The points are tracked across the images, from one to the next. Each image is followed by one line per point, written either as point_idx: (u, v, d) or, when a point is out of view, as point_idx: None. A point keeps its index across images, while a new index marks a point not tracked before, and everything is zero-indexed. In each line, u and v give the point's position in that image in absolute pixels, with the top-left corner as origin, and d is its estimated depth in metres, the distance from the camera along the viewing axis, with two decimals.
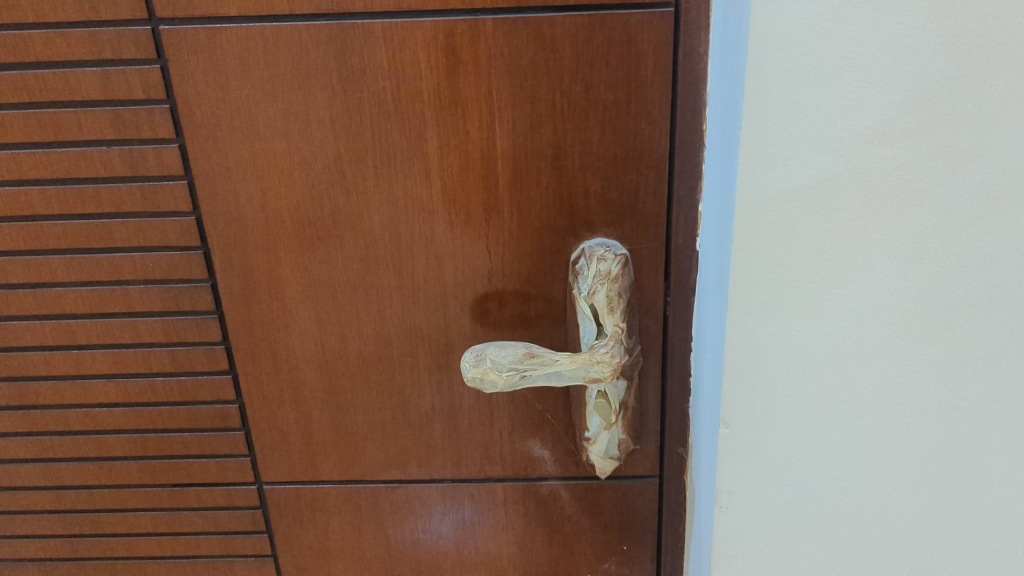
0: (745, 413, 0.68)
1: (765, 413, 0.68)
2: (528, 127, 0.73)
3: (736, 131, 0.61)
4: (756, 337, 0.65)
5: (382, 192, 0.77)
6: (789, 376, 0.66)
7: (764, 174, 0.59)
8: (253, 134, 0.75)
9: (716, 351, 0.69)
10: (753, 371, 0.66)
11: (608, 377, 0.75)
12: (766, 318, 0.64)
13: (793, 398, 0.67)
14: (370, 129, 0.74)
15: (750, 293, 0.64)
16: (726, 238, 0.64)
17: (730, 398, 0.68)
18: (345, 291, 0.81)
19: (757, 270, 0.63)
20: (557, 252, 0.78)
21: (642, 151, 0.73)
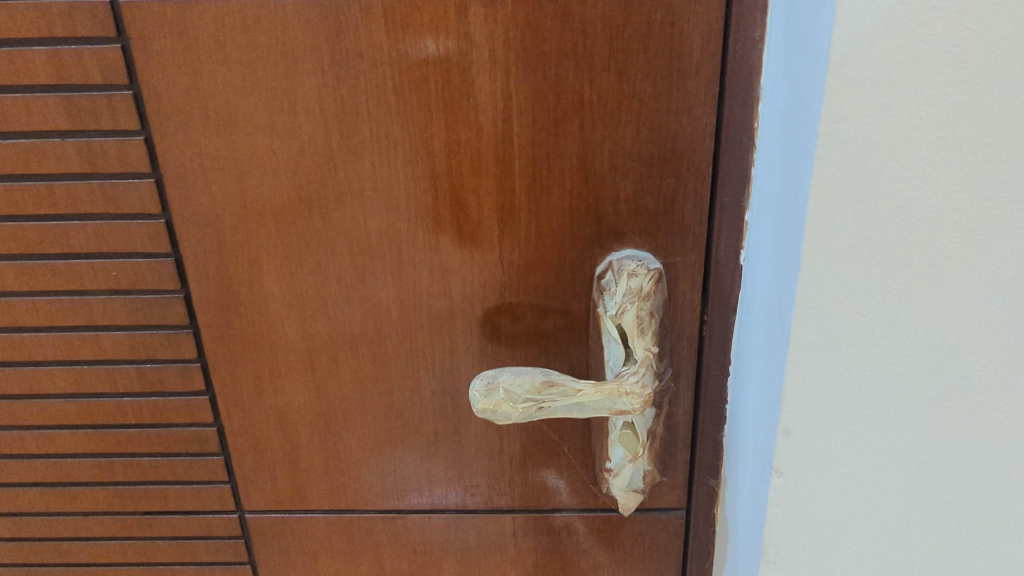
0: (803, 462, 0.58)
1: (826, 462, 0.58)
2: (550, 122, 0.63)
3: (807, 139, 0.50)
4: (819, 377, 0.55)
5: (380, 196, 0.66)
6: (856, 422, 0.57)
7: (842, 189, 0.50)
8: (231, 126, 0.65)
9: (768, 388, 0.59)
10: (814, 416, 0.57)
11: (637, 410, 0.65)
12: (832, 355, 0.55)
13: (858, 446, 0.58)
14: (366, 121, 0.64)
15: (816, 326, 0.54)
16: (788, 261, 0.55)
17: (785, 444, 0.58)
18: (336, 305, 0.71)
19: (826, 302, 0.53)
20: (579, 264, 0.68)
21: (682, 151, 0.63)
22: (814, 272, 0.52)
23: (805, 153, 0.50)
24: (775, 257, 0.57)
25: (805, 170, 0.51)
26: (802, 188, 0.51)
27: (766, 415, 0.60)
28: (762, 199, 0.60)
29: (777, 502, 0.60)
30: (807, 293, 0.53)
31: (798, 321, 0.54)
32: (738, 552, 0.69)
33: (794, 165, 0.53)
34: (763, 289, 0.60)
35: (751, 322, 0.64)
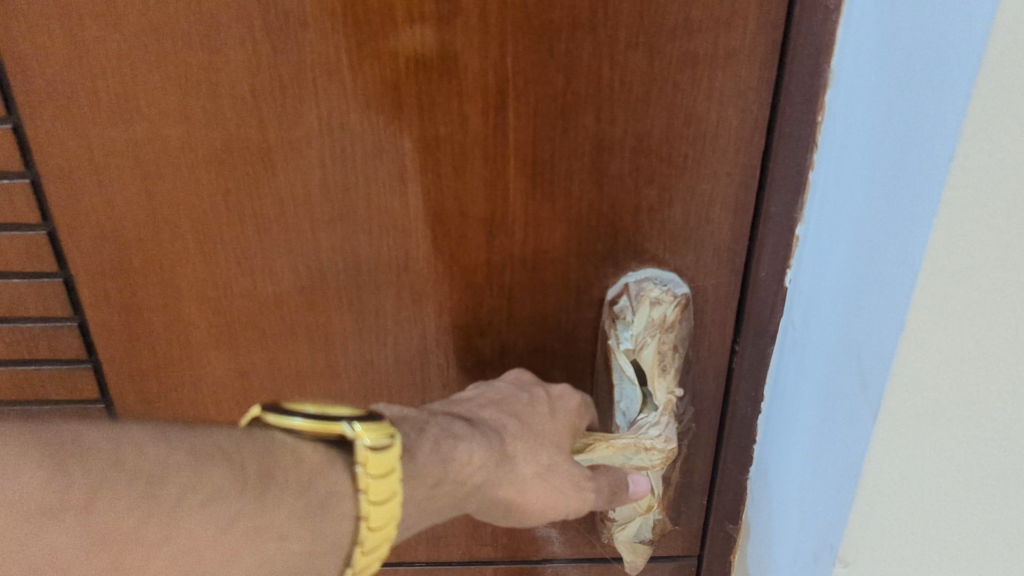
0: (877, 556, 0.46)
1: (906, 558, 0.45)
2: (558, 111, 0.48)
3: (920, 159, 0.37)
4: (911, 463, 0.42)
5: (334, 203, 0.52)
6: (953, 518, 0.44)
7: (974, 229, 0.35)
8: (132, 112, 0.49)
9: (837, 467, 0.46)
10: (898, 508, 0.44)
11: (658, 467, 0.54)
12: (932, 438, 0.41)
13: (951, 547, 0.44)
14: (314, 109, 0.48)
15: (917, 403, 0.40)
16: (880, 319, 0.41)
17: (854, 535, 0.45)
18: (278, 335, 0.57)
19: (934, 372, 0.39)
20: (585, 287, 0.55)
21: (724, 150, 0.49)
22: (924, 336, 0.39)
23: (923, 183, 0.36)
24: (855, 302, 0.44)
25: (924, 207, 0.36)
26: (916, 232, 0.37)
27: (835, 499, 0.46)
28: (834, 217, 0.46)
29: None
30: (910, 363, 0.39)
31: (896, 397, 0.40)
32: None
33: (896, 192, 0.39)
34: (831, 334, 0.47)
35: (806, 366, 0.51)
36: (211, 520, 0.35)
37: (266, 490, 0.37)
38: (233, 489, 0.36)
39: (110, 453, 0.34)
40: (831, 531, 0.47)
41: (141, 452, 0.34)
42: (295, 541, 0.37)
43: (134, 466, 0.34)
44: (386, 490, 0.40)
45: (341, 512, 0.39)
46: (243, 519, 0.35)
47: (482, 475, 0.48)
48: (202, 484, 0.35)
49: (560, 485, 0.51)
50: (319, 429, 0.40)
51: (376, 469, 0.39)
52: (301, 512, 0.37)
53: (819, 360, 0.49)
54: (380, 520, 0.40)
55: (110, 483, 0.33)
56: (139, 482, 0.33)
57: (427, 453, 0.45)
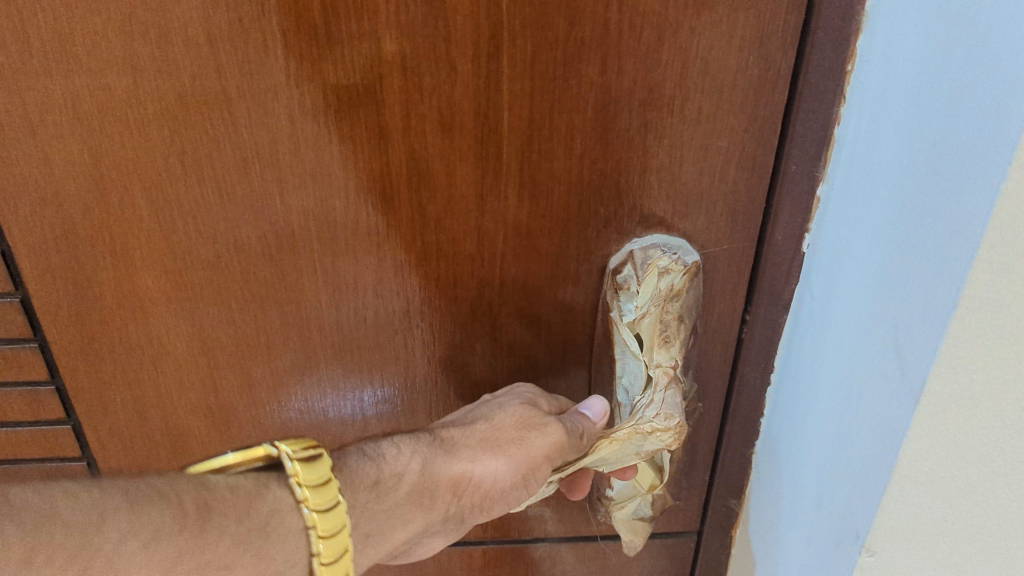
0: (906, 544, 0.41)
1: (939, 545, 0.41)
2: (558, 59, 0.43)
3: (982, 113, 0.30)
4: (959, 449, 0.37)
5: (304, 165, 0.46)
6: (997, 506, 0.38)
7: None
8: (69, 62, 0.42)
9: (864, 453, 0.41)
10: (940, 496, 0.38)
11: (672, 442, 0.49)
12: (989, 423, 0.36)
13: (989, 535, 0.40)
14: (280, 58, 0.42)
15: (969, 387, 0.35)
16: (925, 296, 0.35)
17: (883, 523, 0.40)
18: (245, 311, 0.51)
19: (1000, 351, 0.33)
20: (585, 255, 0.50)
21: (743, 103, 0.44)
22: (987, 313, 0.32)
23: (989, 137, 0.30)
24: (892, 271, 0.38)
25: (988, 168, 0.30)
26: (977, 193, 0.31)
27: (860, 489, 0.41)
28: (870, 169, 0.40)
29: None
30: (970, 342, 0.33)
31: (944, 382, 0.35)
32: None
33: (948, 151, 0.33)
34: (861, 305, 0.41)
35: (828, 336, 0.45)
36: (154, 561, 0.34)
37: (207, 523, 0.36)
38: (173, 527, 0.35)
39: (42, 505, 0.32)
40: (856, 520, 0.42)
41: (73, 500, 0.33)
42: (240, 569, 0.37)
43: (68, 516, 0.32)
44: (329, 497, 0.41)
45: (288, 526, 0.40)
46: (188, 555, 0.35)
47: (419, 462, 0.47)
48: (142, 528, 0.34)
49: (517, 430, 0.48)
50: (247, 459, 0.43)
51: (311, 478, 0.40)
52: (245, 538, 0.38)
53: (843, 334, 0.43)
54: (331, 526, 0.40)
55: (47, 538, 0.31)
56: (75, 533, 0.32)
57: (352, 459, 0.45)
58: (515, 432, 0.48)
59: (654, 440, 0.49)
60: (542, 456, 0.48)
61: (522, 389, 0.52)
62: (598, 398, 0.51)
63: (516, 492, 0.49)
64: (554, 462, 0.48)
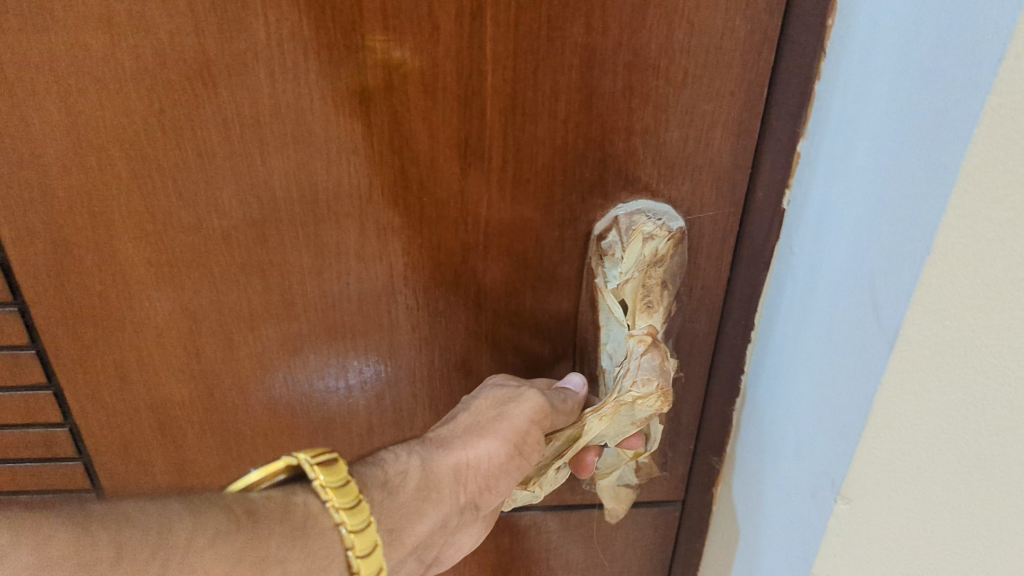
0: (879, 491, 0.40)
1: (909, 492, 0.40)
2: (541, 20, 0.42)
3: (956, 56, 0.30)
4: (932, 390, 0.36)
5: (285, 127, 0.45)
6: (964, 446, 0.38)
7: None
8: (45, 17, 0.42)
9: (840, 404, 0.40)
10: (914, 438, 0.38)
11: (658, 407, 0.48)
12: (959, 362, 0.35)
13: (954, 476, 0.40)
14: (260, 16, 0.42)
15: (945, 326, 0.34)
16: (902, 239, 0.34)
17: (858, 470, 0.39)
18: (230, 275, 0.51)
19: (975, 285, 0.33)
20: (570, 221, 0.49)
21: (728, 66, 0.44)
22: (966, 244, 0.32)
23: (968, 67, 0.29)
24: (873, 219, 0.37)
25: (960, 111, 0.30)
26: (949, 135, 0.30)
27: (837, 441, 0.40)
28: (850, 122, 0.40)
29: (836, 532, 0.42)
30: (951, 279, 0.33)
31: (924, 324, 0.34)
32: (754, 563, 0.53)
33: (922, 97, 0.32)
34: (842, 255, 0.40)
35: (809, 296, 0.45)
36: (222, 559, 0.34)
37: (257, 522, 0.36)
38: (230, 529, 0.35)
39: (115, 516, 0.33)
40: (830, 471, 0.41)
41: (143, 511, 0.34)
42: (295, 564, 0.37)
43: (140, 522, 0.33)
44: (353, 493, 0.40)
45: (324, 525, 0.39)
46: (250, 552, 0.35)
47: (418, 459, 0.46)
48: (203, 530, 0.34)
49: (497, 408, 0.48)
50: (271, 473, 0.41)
51: (332, 476, 0.40)
52: (293, 535, 0.37)
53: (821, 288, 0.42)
54: (360, 521, 0.39)
55: (126, 539, 0.32)
56: (149, 532, 0.33)
57: (356, 470, 0.45)
58: (496, 410, 0.48)
59: (641, 408, 0.48)
60: (528, 422, 0.47)
61: (501, 378, 0.52)
62: (576, 376, 0.52)
63: (516, 463, 0.48)
64: (543, 425, 0.48)
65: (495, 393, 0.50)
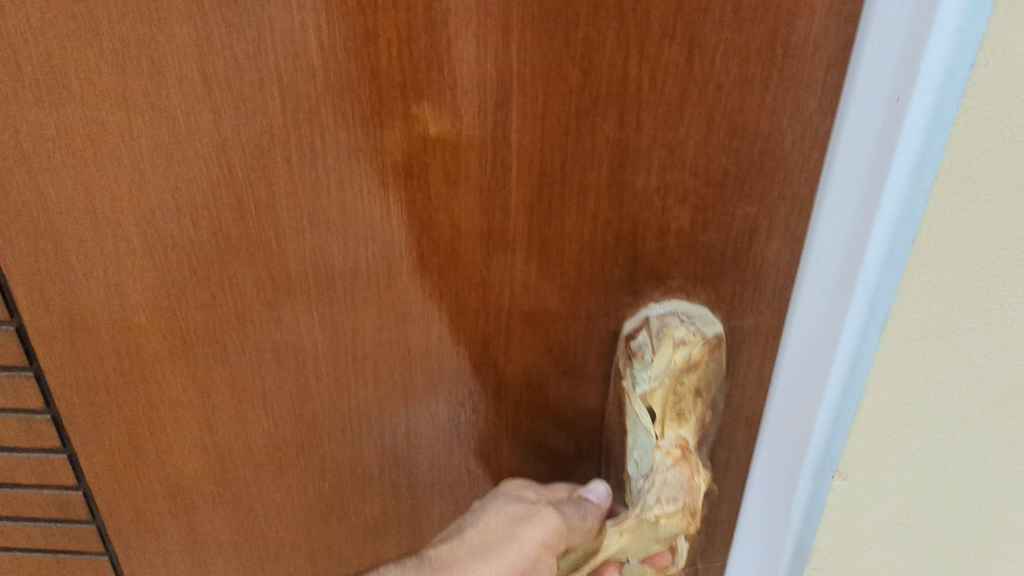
0: (873, 472, 0.40)
1: (906, 472, 0.40)
2: (571, 113, 0.39)
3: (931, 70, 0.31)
4: (930, 368, 0.36)
5: (301, 208, 0.43)
6: (960, 428, 0.38)
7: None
8: (60, 93, 0.41)
9: (826, 382, 0.40)
10: (912, 421, 0.38)
11: (687, 525, 0.45)
12: (955, 341, 0.35)
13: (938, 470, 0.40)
14: (277, 98, 0.40)
15: (936, 297, 0.34)
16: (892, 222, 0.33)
17: (852, 448, 0.39)
18: (243, 354, 0.49)
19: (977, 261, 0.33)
20: (599, 318, 0.46)
21: (772, 169, 0.40)
22: (957, 210, 0.32)
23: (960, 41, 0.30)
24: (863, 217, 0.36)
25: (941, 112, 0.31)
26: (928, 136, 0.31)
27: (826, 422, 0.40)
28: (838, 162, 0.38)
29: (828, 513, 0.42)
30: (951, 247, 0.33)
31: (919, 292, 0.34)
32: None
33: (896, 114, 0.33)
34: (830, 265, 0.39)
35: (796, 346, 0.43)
36: None
37: None
38: None
39: None
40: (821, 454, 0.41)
41: None
42: None
43: None
44: None
45: None
46: None
47: None
48: None
49: (506, 527, 0.47)
50: None
51: None
52: None
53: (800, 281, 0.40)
54: None
55: None
56: None
57: None
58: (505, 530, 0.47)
59: (671, 525, 0.45)
60: (539, 546, 0.46)
61: (509, 485, 0.51)
62: (599, 483, 0.49)
63: None
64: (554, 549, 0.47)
65: (505, 506, 0.48)
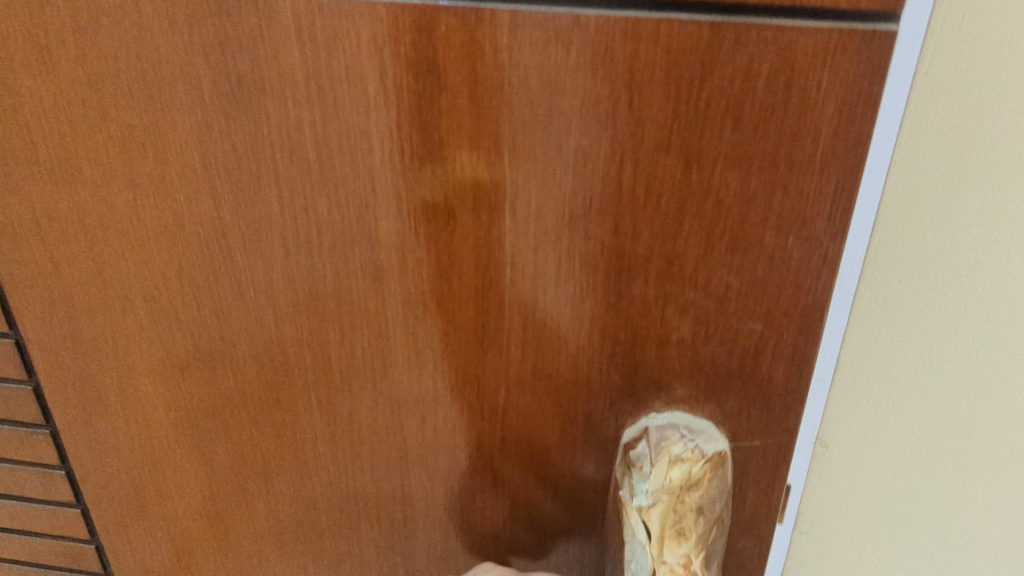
0: (857, 436, 0.45)
1: (890, 441, 0.45)
2: (566, 218, 0.38)
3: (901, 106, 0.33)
4: (901, 341, 0.42)
5: (298, 295, 0.43)
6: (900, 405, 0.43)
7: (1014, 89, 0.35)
8: (73, 174, 0.42)
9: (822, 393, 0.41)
10: (892, 387, 0.43)
11: None
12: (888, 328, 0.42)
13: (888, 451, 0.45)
14: (273, 189, 0.40)
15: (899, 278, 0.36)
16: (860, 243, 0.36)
17: (834, 415, 0.45)
18: (244, 428, 0.49)
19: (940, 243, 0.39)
20: (598, 423, 0.44)
21: (778, 286, 0.38)
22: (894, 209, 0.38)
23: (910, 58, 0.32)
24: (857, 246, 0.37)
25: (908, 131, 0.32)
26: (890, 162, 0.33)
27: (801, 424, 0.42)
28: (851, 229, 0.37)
29: (821, 478, 0.47)
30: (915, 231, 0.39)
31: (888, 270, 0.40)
32: None
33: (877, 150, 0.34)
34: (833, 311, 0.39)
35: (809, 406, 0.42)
36: None
37: None
38: None
39: None
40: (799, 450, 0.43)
41: None
42: None
43: None
44: None
45: None
46: None
47: None
48: None
49: None
50: None
51: None
52: None
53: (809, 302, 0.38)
54: None
55: None
56: None
57: None
58: None
59: None
60: None
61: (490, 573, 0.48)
62: None
63: None
64: None
65: None
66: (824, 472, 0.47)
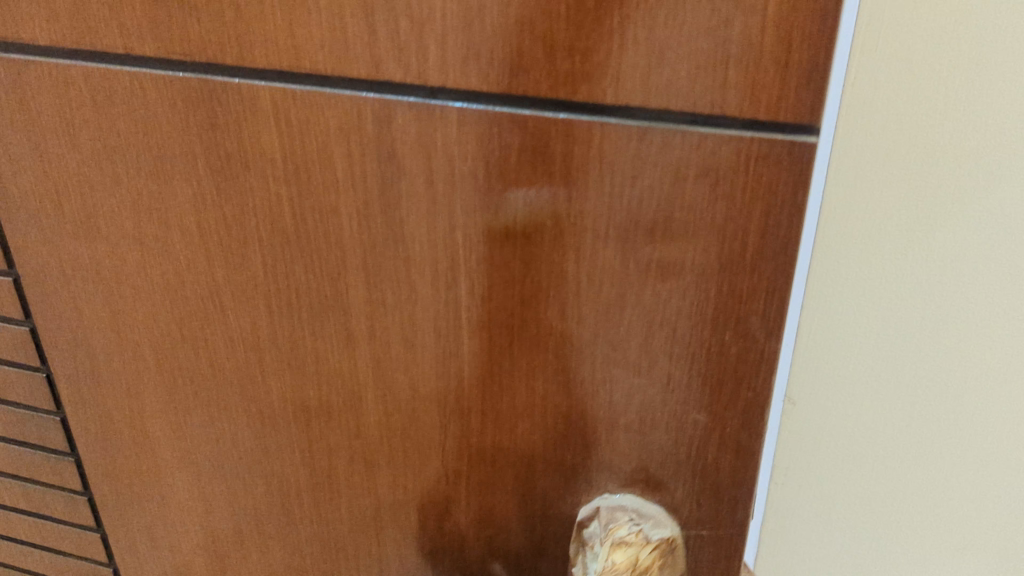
0: (811, 398, 0.62)
1: (853, 406, 0.59)
2: (515, 301, 0.40)
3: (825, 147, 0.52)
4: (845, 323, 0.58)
5: (281, 355, 0.46)
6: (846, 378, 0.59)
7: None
8: (92, 231, 0.46)
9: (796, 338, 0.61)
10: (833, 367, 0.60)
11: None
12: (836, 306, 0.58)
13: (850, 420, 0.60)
14: (258, 257, 0.43)
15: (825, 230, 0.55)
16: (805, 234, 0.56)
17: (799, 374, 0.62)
18: (237, 472, 0.52)
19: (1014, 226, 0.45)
20: (555, 498, 0.45)
21: (720, 378, 0.38)
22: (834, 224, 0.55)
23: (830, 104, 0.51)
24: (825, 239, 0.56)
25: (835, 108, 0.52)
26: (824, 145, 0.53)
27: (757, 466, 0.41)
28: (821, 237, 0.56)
29: (792, 429, 0.65)
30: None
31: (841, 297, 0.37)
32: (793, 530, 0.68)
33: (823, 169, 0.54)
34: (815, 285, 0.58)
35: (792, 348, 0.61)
36: None
37: None
38: None
39: None
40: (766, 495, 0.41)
41: None
42: None
43: None
44: None
45: None
46: None
47: None
48: None
49: None
50: None
51: None
52: None
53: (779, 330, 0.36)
54: None
55: None
56: None
57: None
58: None
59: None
60: None
61: None
62: None
63: None
64: None
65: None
66: (793, 424, 0.65)
